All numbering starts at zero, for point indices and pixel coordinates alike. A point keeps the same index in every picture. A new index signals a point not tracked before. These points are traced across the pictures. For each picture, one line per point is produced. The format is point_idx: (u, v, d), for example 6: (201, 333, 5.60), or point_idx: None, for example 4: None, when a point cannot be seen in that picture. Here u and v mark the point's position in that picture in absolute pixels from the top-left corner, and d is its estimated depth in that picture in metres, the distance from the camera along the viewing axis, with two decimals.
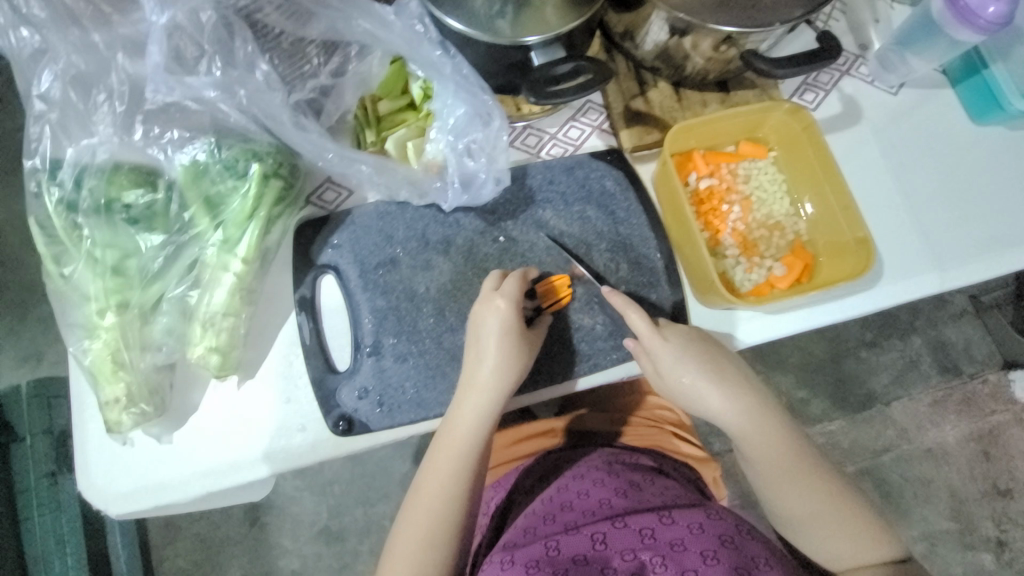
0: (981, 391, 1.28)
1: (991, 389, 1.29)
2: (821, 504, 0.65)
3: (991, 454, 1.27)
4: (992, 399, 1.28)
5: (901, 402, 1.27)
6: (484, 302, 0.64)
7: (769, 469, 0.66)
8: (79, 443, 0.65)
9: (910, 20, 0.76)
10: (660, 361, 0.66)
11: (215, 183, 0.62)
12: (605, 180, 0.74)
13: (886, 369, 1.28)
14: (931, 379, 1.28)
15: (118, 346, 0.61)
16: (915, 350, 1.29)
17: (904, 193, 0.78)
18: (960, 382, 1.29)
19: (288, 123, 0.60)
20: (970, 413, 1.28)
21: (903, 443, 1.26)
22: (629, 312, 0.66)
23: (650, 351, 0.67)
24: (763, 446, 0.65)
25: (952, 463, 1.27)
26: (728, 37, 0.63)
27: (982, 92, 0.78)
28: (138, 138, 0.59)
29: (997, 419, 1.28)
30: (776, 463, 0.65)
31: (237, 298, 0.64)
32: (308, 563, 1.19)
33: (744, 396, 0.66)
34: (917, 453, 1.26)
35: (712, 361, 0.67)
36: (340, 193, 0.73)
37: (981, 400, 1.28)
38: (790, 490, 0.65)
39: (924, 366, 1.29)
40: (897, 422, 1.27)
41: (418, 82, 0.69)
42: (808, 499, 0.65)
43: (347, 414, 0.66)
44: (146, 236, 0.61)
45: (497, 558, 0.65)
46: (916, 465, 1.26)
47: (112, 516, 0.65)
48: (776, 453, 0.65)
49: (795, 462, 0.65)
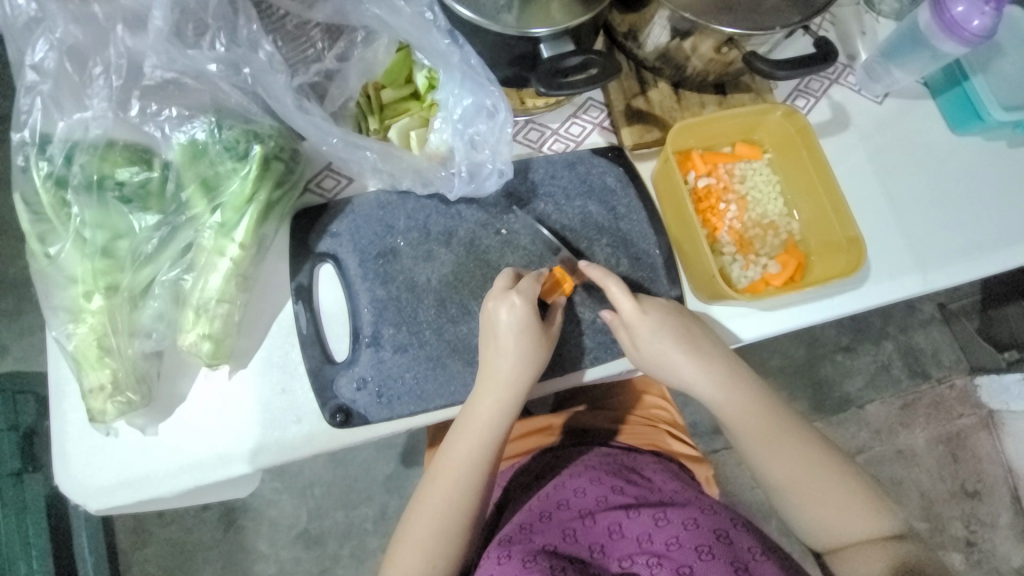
0: (949, 395, 1.34)
1: (958, 393, 1.34)
2: (807, 472, 0.65)
3: (959, 456, 1.33)
4: (959, 403, 1.34)
5: (874, 405, 1.32)
6: (498, 299, 0.64)
7: (752, 436, 0.66)
8: (57, 434, 0.61)
9: (896, 33, 0.79)
10: (637, 333, 0.66)
11: (214, 164, 0.60)
12: (606, 177, 0.75)
13: (861, 372, 1.33)
14: (902, 384, 1.33)
15: (105, 331, 0.58)
16: (886, 355, 1.34)
17: (890, 199, 0.81)
18: (929, 387, 1.34)
19: (291, 105, 0.59)
20: (939, 416, 1.33)
21: (876, 444, 1.31)
22: (608, 283, 0.66)
23: (629, 324, 0.67)
24: (744, 413, 0.66)
25: (923, 464, 1.31)
26: (730, 39, 0.65)
27: (962, 105, 0.81)
28: (135, 114, 0.57)
29: (965, 423, 1.34)
30: (756, 430, 0.66)
31: (233, 284, 0.61)
32: (286, 568, 1.15)
33: (717, 367, 0.67)
34: (889, 454, 1.31)
35: (691, 334, 0.67)
36: (339, 181, 0.72)
37: (949, 405, 1.34)
38: (776, 456, 0.65)
39: (895, 370, 1.34)
40: (872, 424, 1.31)
41: (423, 71, 0.68)
42: (795, 467, 0.65)
43: (344, 405, 0.64)
44: (140, 216, 0.59)
45: (494, 553, 0.63)
46: (890, 467, 1.30)
47: (91, 511, 0.61)
48: (755, 424, 0.66)
49: (776, 432, 0.66)
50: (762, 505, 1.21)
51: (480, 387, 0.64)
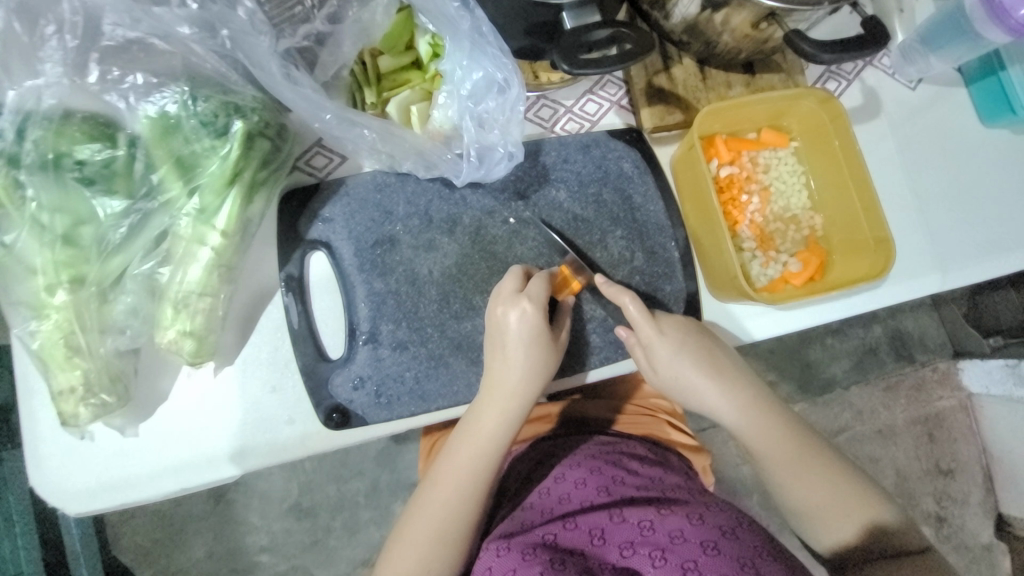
0: (930, 377, 1.27)
1: (940, 375, 1.27)
2: (828, 496, 0.62)
3: (935, 436, 1.27)
4: (940, 385, 1.27)
5: (859, 387, 1.25)
6: (509, 302, 0.60)
7: (771, 459, 0.63)
8: (27, 436, 0.57)
9: (939, 16, 0.72)
10: (655, 354, 0.63)
11: (189, 141, 0.53)
12: (623, 162, 0.69)
13: (848, 355, 1.25)
14: (885, 367, 1.26)
15: (73, 329, 0.52)
16: (874, 338, 1.26)
17: (914, 192, 0.77)
18: (913, 370, 1.26)
19: (277, 74, 0.51)
20: (919, 398, 1.26)
21: (857, 424, 1.25)
22: (625, 300, 0.62)
23: (647, 344, 0.63)
24: (766, 438, 0.63)
25: (900, 443, 1.26)
26: (771, 13, 0.58)
27: (994, 96, 0.76)
28: (93, 82, 0.49)
29: (945, 404, 1.27)
30: (778, 456, 0.63)
31: (215, 275, 0.56)
32: (278, 539, 1.13)
33: (738, 391, 0.64)
34: (869, 433, 1.25)
35: (712, 355, 0.64)
36: (331, 159, 0.65)
37: (930, 387, 1.27)
38: (796, 480, 0.62)
39: (882, 353, 1.26)
40: (855, 405, 1.25)
41: (426, 37, 0.60)
42: (817, 491, 0.62)
43: (341, 405, 0.61)
44: (105, 201, 0.52)
45: (492, 545, 0.61)
46: (869, 446, 1.24)
47: (71, 514, 0.58)
48: (775, 444, 0.63)
49: (794, 452, 0.63)
50: (746, 483, 1.19)
51: (486, 395, 0.60)
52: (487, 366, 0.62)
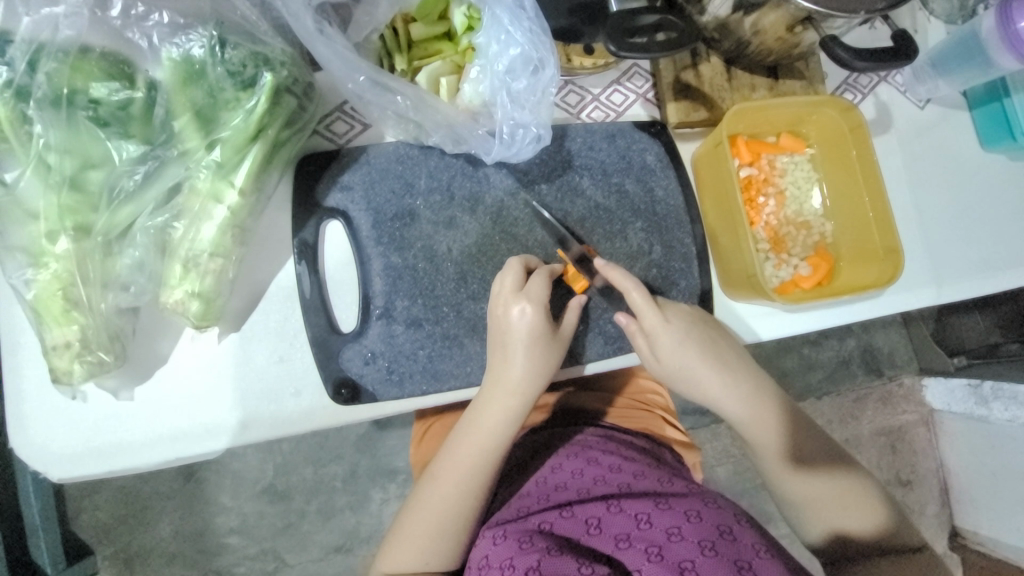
0: (896, 392, 1.28)
1: (905, 390, 1.29)
2: (823, 487, 0.62)
3: (897, 447, 1.28)
4: (905, 399, 1.29)
5: (830, 397, 1.26)
6: (508, 302, 0.59)
7: (770, 453, 0.64)
8: (13, 391, 0.54)
9: (951, 40, 0.75)
10: (659, 342, 0.63)
11: (212, 91, 0.50)
12: (647, 154, 0.69)
13: (823, 366, 1.26)
14: (857, 379, 1.27)
15: (73, 281, 0.49)
16: (848, 350, 1.27)
17: (917, 207, 0.80)
18: (880, 383, 1.28)
19: (310, 27, 0.50)
20: (885, 411, 1.28)
21: (826, 431, 1.26)
22: (630, 286, 0.62)
23: (649, 332, 0.63)
24: (763, 432, 0.64)
25: (864, 451, 1.27)
26: (808, 17, 0.59)
27: (998, 121, 0.79)
28: (116, 16, 0.47)
29: (907, 418, 1.29)
30: (774, 447, 0.64)
31: (229, 236, 0.53)
32: (249, 521, 1.08)
33: (742, 384, 0.65)
34: (837, 441, 1.26)
35: (715, 346, 0.64)
36: (353, 126, 0.63)
37: (897, 400, 1.28)
38: (791, 473, 0.63)
39: (853, 365, 1.27)
40: (826, 413, 1.26)
41: (461, 8, 0.58)
42: (807, 481, 0.63)
43: (351, 379, 0.59)
44: (120, 144, 0.49)
45: (489, 533, 0.58)
46: None
47: (53, 479, 0.55)
48: (771, 435, 0.64)
49: (790, 443, 0.64)
50: (719, 484, 1.20)
51: (488, 391, 0.59)
52: (489, 360, 0.61)
